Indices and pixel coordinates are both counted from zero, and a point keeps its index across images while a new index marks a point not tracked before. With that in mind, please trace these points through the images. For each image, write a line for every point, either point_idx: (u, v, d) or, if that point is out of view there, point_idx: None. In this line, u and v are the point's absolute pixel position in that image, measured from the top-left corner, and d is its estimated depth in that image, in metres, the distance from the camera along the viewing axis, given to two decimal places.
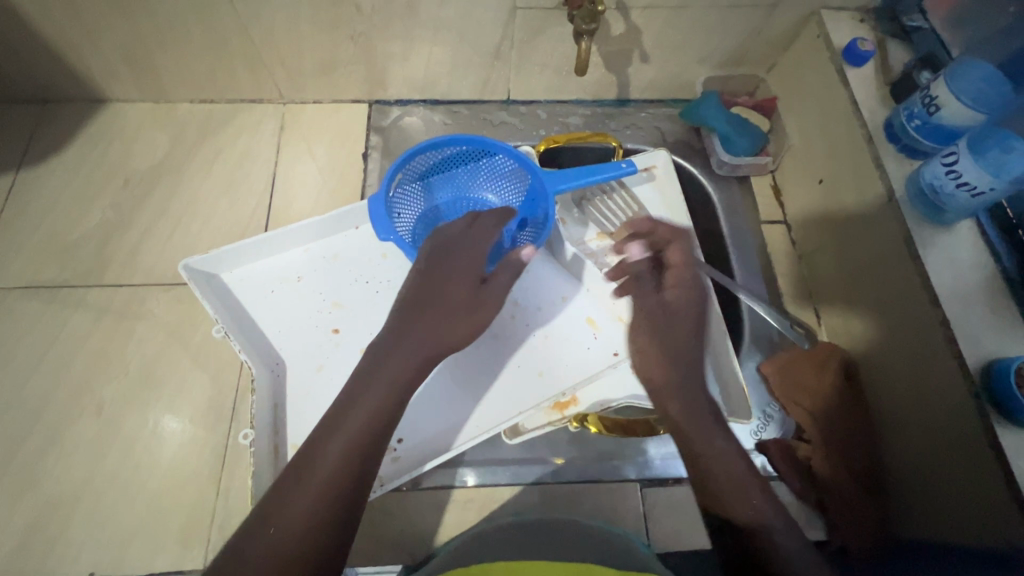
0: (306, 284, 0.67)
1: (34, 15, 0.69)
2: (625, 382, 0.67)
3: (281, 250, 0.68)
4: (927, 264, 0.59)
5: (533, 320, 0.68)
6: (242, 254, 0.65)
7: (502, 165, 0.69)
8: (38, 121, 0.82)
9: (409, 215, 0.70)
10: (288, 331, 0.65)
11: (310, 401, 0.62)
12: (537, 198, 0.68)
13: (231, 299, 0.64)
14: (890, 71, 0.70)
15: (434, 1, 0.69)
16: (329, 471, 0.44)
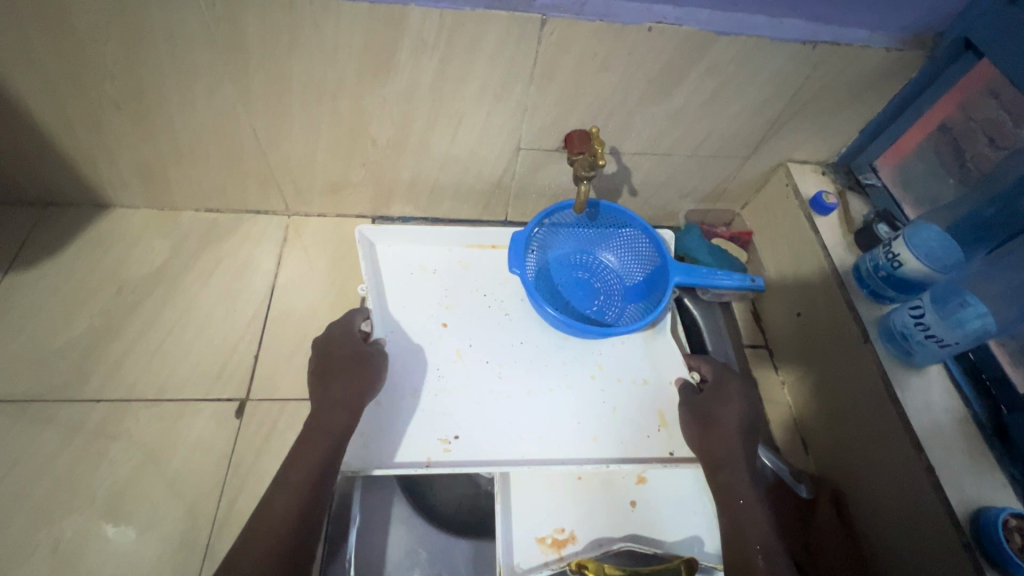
0: (438, 279, 0.77)
1: (56, 134, 0.71)
2: (623, 521, 0.67)
3: (434, 248, 0.79)
4: (906, 406, 0.63)
5: (606, 391, 0.71)
6: (409, 234, 0.78)
7: (637, 241, 0.79)
8: (35, 224, 0.82)
9: (537, 256, 0.79)
10: (409, 312, 0.74)
11: (405, 392, 0.68)
12: (658, 279, 0.76)
13: (381, 269, 0.77)
14: (853, 221, 0.79)
15: (445, 140, 0.76)
16: (276, 525, 0.55)
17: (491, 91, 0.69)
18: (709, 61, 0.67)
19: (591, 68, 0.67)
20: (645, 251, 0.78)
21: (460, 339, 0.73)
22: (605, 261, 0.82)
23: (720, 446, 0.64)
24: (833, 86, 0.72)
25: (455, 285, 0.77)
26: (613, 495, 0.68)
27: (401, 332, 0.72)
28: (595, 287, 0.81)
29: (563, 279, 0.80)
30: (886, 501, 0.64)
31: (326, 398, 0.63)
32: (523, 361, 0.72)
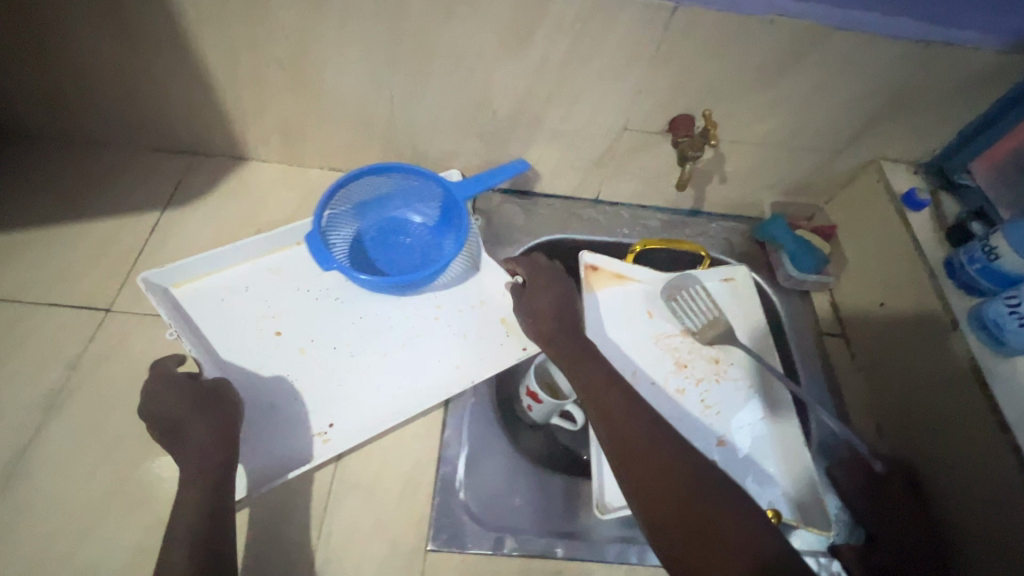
0: (249, 294, 0.78)
1: (222, 89, 0.81)
2: None
3: (236, 263, 0.80)
4: (994, 391, 0.66)
5: (452, 323, 0.80)
6: (198, 268, 0.76)
7: (422, 189, 0.82)
8: (186, 170, 0.93)
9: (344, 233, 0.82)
10: (233, 336, 0.74)
11: (308, 392, 0.72)
12: (450, 211, 0.81)
13: (244, 307, 0.77)
14: (944, 218, 0.81)
15: (558, 116, 0.82)
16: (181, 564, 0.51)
17: (610, 71, 0.75)
18: (821, 54, 0.71)
19: (708, 55, 0.72)
20: (433, 198, 0.83)
21: (303, 339, 0.76)
22: (412, 223, 0.85)
23: (564, 342, 0.71)
24: (936, 85, 0.75)
25: (263, 288, 0.79)
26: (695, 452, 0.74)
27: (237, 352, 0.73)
28: (406, 243, 0.85)
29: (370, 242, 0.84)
30: (966, 484, 0.68)
31: (190, 445, 0.59)
32: (366, 332, 0.78)
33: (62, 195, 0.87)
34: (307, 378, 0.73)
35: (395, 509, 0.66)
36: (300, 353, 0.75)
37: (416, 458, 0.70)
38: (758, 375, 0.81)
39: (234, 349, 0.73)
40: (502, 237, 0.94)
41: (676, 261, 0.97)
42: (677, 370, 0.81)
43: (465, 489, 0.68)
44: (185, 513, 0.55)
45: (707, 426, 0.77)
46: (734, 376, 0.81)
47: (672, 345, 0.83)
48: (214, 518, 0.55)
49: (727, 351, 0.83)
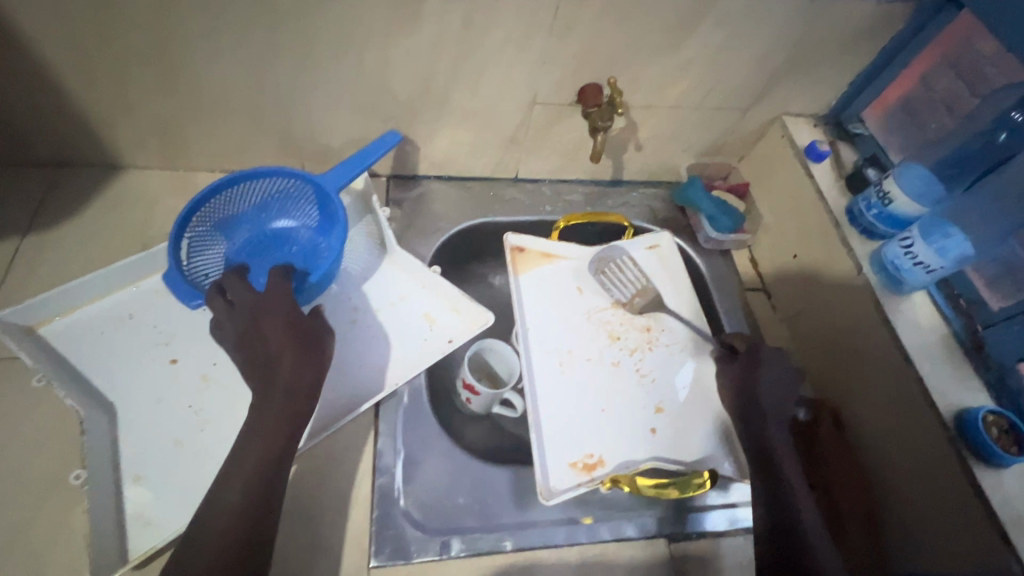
0: (132, 324, 0.71)
1: (75, 89, 0.71)
2: (647, 444, 0.73)
3: (110, 294, 0.73)
4: (897, 327, 0.71)
5: (372, 326, 0.77)
6: (67, 303, 0.69)
7: (297, 193, 0.73)
8: (49, 184, 0.81)
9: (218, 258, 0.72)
10: (124, 369, 0.68)
11: (214, 419, 0.67)
12: (325, 204, 0.72)
13: (123, 343, 0.70)
14: (843, 168, 0.85)
15: (465, 94, 0.78)
16: (238, 501, 0.53)
17: (513, 42, 0.71)
18: (719, 11, 0.71)
19: (610, 19, 0.70)
20: (309, 198, 0.73)
21: (202, 365, 0.70)
22: (296, 230, 0.75)
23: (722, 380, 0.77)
24: (828, 38, 0.77)
25: (149, 315, 0.73)
26: (635, 423, 0.74)
27: (132, 387, 0.67)
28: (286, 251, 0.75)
29: (257, 259, 0.74)
30: (880, 416, 0.72)
31: (275, 390, 0.58)
32: None
33: None
34: (211, 407, 0.68)
35: (334, 528, 0.63)
36: (201, 381, 0.69)
37: (351, 471, 0.67)
38: (687, 338, 0.83)
39: (119, 392, 0.67)
40: (422, 226, 0.90)
41: (602, 233, 0.97)
42: (611, 343, 0.81)
43: (406, 497, 0.66)
44: (258, 445, 0.56)
45: (645, 395, 0.77)
46: (666, 342, 0.82)
47: (604, 319, 0.83)
48: (268, 482, 0.55)
49: (658, 318, 0.84)
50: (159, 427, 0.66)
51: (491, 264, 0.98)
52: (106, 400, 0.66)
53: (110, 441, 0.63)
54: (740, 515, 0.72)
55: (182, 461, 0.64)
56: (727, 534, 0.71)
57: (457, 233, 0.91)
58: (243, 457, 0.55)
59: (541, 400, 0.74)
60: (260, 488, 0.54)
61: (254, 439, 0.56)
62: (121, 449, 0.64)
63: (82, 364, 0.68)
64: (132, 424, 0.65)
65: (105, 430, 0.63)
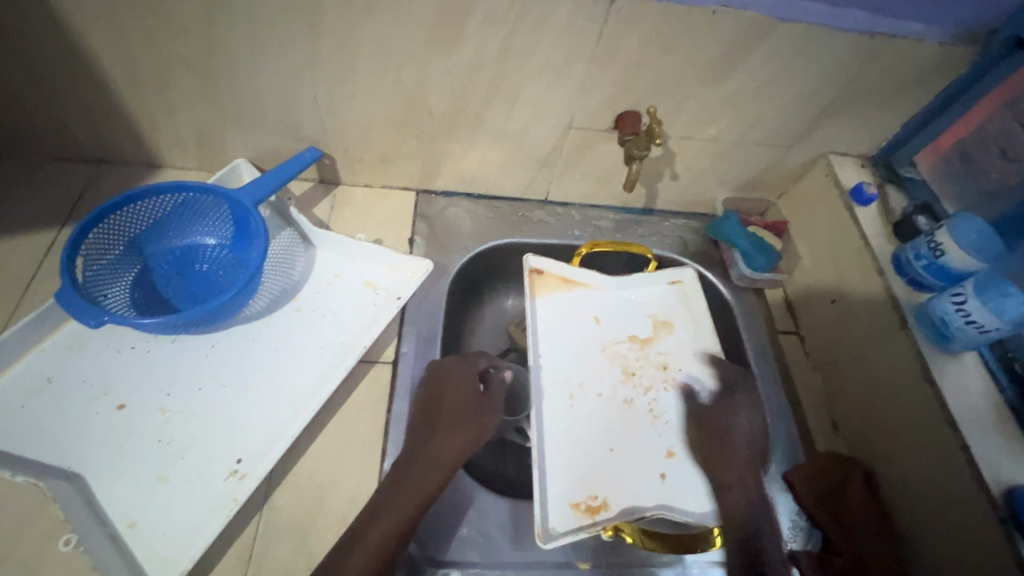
0: (60, 382, 0.65)
1: (122, 90, 0.73)
2: (651, 490, 0.69)
3: (23, 359, 0.66)
4: (944, 389, 0.66)
5: (324, 333, 0.75)
6: (8, 353, 0.64)
7: (197, 204, 0.74)
8: (89, 181, 0.83)
9: (123, 283, 0.71)
10: (68, 431, 0.62)
11: (202, 435, 0.65)
12: (244, 216, 0.73)
13: (77, 378, 0.66)
14: (892, 214, 0.81)
15: (500, 116, 0.77)
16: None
17: (552, 67, 0.70)
18: (767, 47, 0.69)
19: (653, 49, 0.68)
20: (224, 213, 0.74)
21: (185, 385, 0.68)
22: (208, 245, 0.76)
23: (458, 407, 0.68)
24: (882, 78, 0.74)
25: (82, 370, 0.67)
26: (643, 468, 0.70)
27: (88, 437, 0.62)
28: (201, 271, 0.75)
29: (164, 277, 0.74)
30: (918, 483, 0.68)
31: (427, 456, 0.64)
32: (265, 358, 0.72)
33: None
34: (183, 436, 0.64)
35: None
36: (162, 414, 0.65)
37: (354, 492, 0.66)
38: (703, 380, 0.78)
39: (78, 429, 0.62)
40: (448, 244, 0.88)
41: (628, 262, 0.94)
42: (626, 380, 0.77)
43: None
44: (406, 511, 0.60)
45: (657, 438, 0.73)
46: (682, 382, 0.77)
47: (620, 353, 0.79)
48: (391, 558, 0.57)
49: (675, 358, 0.79)
50: (131, 464, 0.61)
51: (514, 286, 0.96)
52: (59, 466, 0.60)
53: (84, 503, 0.59)
54: None
55: (163, 496, 0.60)
56: None
57: (482, 253, 0.89)
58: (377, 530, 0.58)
59: (557, 432, 0.71)
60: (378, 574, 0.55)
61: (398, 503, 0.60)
62: (100, 502, 0.59)
63: (26, 408, 0.63)
64: (96, 474, 0.60)
65: (72, 492, 0.59)
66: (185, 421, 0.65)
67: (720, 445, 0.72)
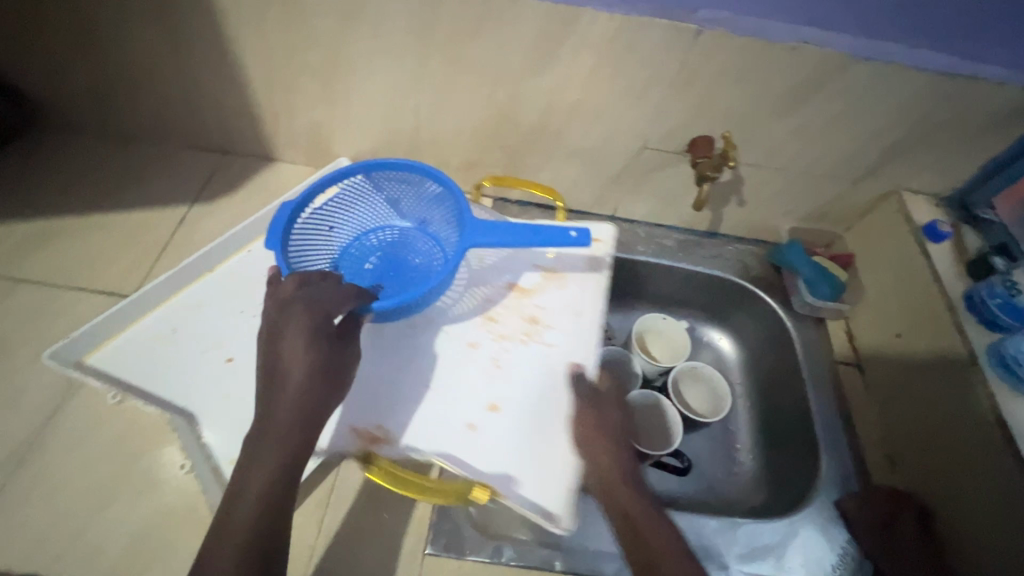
0: (182, 333, 0.75)
1: (256, 91, 0.84)
2: (475, 449, 0.63)
3: (155, 311, 0.77)
4: (1013, 429, 0.65)
5: None
6: (145, 304, 0.76)
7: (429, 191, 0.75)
8: (216, 168, 0.96)
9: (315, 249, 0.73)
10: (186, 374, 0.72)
11: None
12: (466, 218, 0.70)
13: (197, 332, 0.75)
14: (965, 252, 0.80)
15: (579, 133, 0.84)
16: (239, 531, 0.50)
17: (632, 91, 0.76)
18: (843, 82, 0.72)
19: (731, 79, 0.73)
20: (432, 197, 0.75)
21: None
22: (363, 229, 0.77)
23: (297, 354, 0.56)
24: (960, 118, 0.75)
25: (200, 324, 0.76)
26: (456, 414, 0.66)
27: (202, 382, 0.71)
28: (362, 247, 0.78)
29: (387, 261, 0.77)
30: (981, 523, 0.66)
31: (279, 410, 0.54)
32: None
33: (99, 186, 0.91)
34: None
35: None
36: None
37: (275, 482, 0.52)
38: (570, 340, 0.71)
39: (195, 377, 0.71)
40: None
41: (686, 282, 0.99)
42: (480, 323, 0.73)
43: None
44: (260, 477, 0.52)
45: (485, 388, 0.68)
46: (546, 339, 0.71)
47: (488, 292, 0.75)
48: (278, 508, 0.52)
49: (550, 313, 0.73)
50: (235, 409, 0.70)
51: None
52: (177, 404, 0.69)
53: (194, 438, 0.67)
54: None
55: None
56: None
57: None
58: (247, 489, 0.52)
59: (378, 346, 0.70)
60: (261, 532, 0.50)
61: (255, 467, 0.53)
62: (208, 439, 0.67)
63: (155, 352, 0.73)
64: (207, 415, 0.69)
65: (186, 427, 0.67)
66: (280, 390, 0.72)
67: (536, 416, 0.65)
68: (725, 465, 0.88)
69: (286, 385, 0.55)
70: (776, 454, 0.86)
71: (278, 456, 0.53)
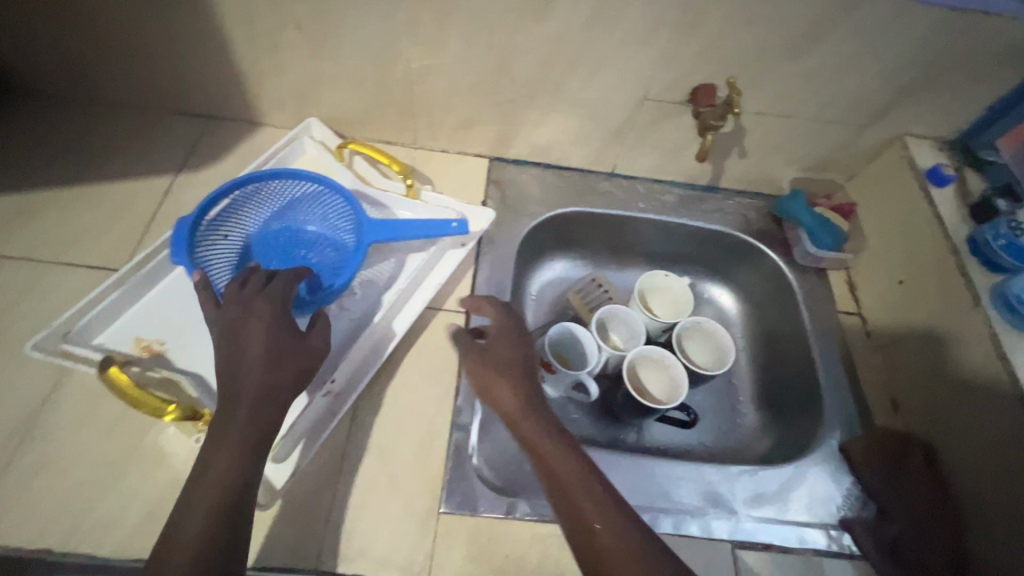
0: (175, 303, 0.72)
1: (240, 51, 0.80)
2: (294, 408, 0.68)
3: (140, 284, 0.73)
4: (1016, 366, 0.66)
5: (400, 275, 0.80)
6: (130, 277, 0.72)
7: (320, 195, 0.79)
8: (200, 135, 0.92)
9: (220, 256, 0.74)
10: (187, 345, 0.70)
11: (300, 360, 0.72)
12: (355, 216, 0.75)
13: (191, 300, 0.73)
14: (969, 196, 0.80)
15: (580, 83, 0.81)
16: (205, 509, 0.48)
17: (635, 37, 0.73)
18: (853, 20, 0.70)
19: (737, 21, 0.71)
20: (330, 204, 0.79)
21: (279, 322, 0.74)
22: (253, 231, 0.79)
23: (263, 335, 0.57)
24: (968, 58, 0.74)
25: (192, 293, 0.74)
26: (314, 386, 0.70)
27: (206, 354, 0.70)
28: (286, 255, 0.79)
29: (264, 259, 0.78)
30: (985, 460, 0.68)
31: (246, 390, 0.54)
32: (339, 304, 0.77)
33: (79, 158, 0.87)
34: None
35: (410, 471, 0.67)
36: None
37: (242, 458, 0.51)
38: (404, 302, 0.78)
39: (175, 343, 0.70)
40: (517, 208, 0.92)
41: (688, 237, 0.98)
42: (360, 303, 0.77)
43: (477, 454, 0.69)
44: (224, 456, 0.51)
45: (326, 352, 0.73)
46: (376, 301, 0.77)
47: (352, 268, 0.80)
48: (244, 485, 0.50)
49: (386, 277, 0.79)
50: None
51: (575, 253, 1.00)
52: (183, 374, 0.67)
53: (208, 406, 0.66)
54: (807, 534, 0.69)
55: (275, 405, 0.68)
56: (794, 551, 0.68)
57: (549, 219, 0.94)
58: (213, 467, 0.50)
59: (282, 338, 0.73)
60: (226, 507, 0.48)
61: (218, 446, 0.51)
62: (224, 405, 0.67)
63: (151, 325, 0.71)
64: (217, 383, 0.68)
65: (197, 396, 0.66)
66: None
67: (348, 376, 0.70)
68: (729, 417, 0.89)
69: (247, 368, 0.55)
70: (781, 404, 0.88)
71: (241, 431, 0.52)
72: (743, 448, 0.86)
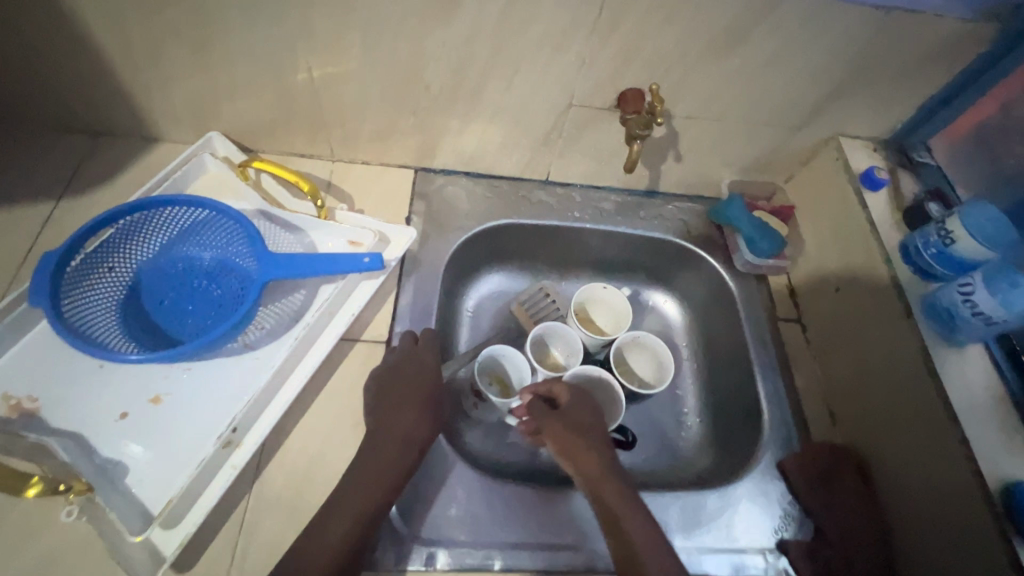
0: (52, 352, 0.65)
1: (115, 62, 0.72)
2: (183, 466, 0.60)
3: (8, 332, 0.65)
4: (946, 381, 0.65)
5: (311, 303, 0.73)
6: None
7: (218, 223, 0.70)
8: (87, 154, 0.83)
9: (99, 292, 0.65)
10: (66, 400, 0.62)
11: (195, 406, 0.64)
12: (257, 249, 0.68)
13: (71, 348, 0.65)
14: (902, 199, 0.78)
15: (498, 90, 0.75)
16: (329, 547, 0.56)
17: (550, 40, 0.68)
18: (776, 20, 0.66)
19: (657, 22, 0.66)
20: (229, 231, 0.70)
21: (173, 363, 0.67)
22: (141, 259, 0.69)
23: (407, 386, 0.69)
24: (897, 57, 0.71)
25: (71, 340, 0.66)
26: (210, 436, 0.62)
27: (87, 407, 0.62)
28: (180, 287, 0.70)
29: (154, 296, 0.69)
30: (916, 476, 0.67)
31: (378, 431, 0.65)
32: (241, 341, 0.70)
33: None
34: (182, 402, 0.64)
35: None
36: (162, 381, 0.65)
37: (376, 497, 0.60)
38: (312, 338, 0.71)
39: (50, 399, 0.62)
40: (444, 222, 0.86)
41: (627, 245, 0.94)
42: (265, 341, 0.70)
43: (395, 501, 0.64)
44: (358, 496, 0.60)
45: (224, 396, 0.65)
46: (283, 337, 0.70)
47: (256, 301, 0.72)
48: (369, 522, 0.59)
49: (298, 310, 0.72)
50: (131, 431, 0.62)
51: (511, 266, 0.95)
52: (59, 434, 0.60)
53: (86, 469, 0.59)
54: (744, 561, 0.67)
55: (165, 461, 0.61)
56: None
57: (480, 233, 0.88)
58: (339, 508, 0.59)
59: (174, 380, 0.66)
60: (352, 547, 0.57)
61: (365, 489, 0.60)
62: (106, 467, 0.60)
63: (22, 379, 0.63)
64: (99, 441, 0.61)
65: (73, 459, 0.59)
66: (154, 415, 0.63)
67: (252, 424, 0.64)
68: (672, 433, 0.86)
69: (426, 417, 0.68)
70: (723, 417, 0.85)
71: (393, 469, 0.62)
72: (685, 465, 0.84)
